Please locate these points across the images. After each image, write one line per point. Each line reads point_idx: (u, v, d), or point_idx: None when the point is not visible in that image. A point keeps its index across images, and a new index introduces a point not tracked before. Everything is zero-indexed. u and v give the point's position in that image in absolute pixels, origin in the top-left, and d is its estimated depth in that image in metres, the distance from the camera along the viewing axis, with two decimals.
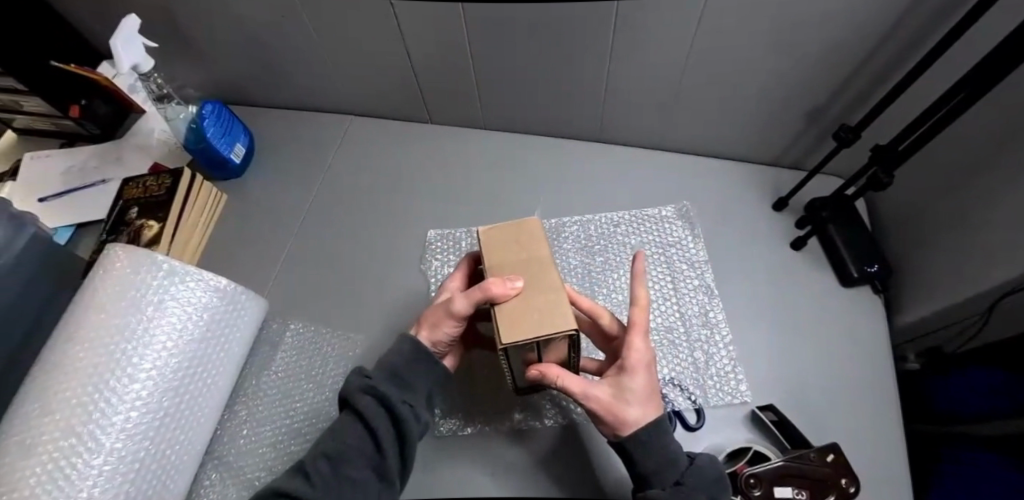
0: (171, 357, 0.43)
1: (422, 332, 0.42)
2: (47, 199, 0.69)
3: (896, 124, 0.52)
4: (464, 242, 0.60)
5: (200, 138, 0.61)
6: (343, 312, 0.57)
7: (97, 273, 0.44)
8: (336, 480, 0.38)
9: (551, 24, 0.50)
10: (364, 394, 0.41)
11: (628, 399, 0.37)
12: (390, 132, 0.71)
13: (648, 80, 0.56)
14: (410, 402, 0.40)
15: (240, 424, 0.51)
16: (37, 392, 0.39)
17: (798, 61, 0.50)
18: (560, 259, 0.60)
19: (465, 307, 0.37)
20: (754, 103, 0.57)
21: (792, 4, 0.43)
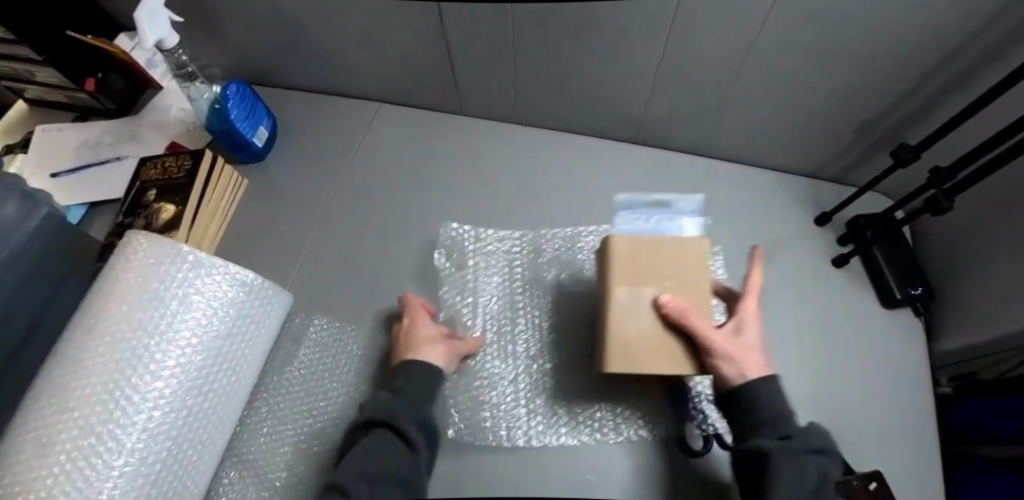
0: (194, 355, 0.41)
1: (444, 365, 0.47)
2: (59, 175, 0.66)
3: (956, 146, 0.49)
4: (473, 244, 0.59)
5: (222, 120, 0.58)
6: (363, 310, 0.55)
7: (118, 260, 0.42)
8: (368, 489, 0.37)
9: (601, 23, 0.47)
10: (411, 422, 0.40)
11: (725, 362, 0.38)
12: (420, 121, 0.68)
13: (693, 84, 0.54)
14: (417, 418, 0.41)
15: (261, 420, 0.49)
16: (56, 384, 0.38)
17: (859, 74, 0.48)
18: (594, 267, 0.58)
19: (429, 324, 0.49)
20: (805, 115, 0.54)
21: (862, 18, 0.40)
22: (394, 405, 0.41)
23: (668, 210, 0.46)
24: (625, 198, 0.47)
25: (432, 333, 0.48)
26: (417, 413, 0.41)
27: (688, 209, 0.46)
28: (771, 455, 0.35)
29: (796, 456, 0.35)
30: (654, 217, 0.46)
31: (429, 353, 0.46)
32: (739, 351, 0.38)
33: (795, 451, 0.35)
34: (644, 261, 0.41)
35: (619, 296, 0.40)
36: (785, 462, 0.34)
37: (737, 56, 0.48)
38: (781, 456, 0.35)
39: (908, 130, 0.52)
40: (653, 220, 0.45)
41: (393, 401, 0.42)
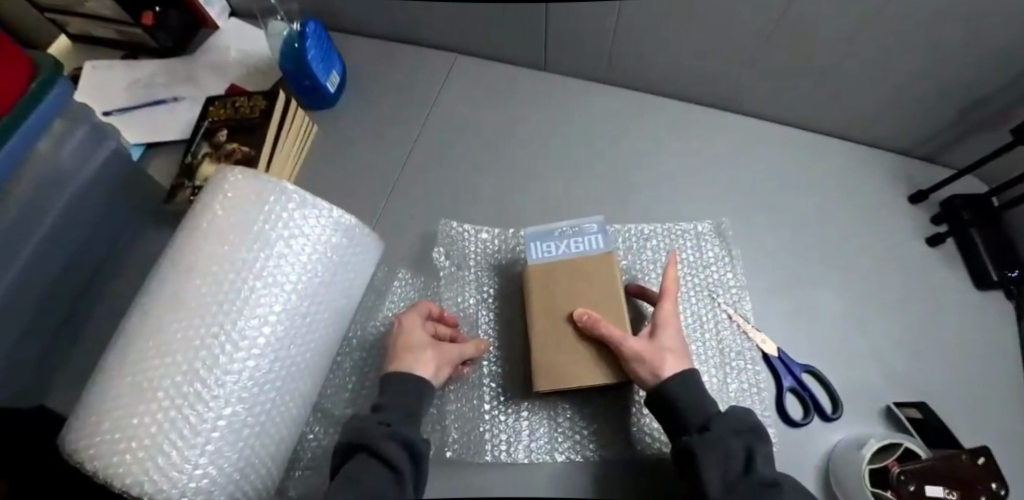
0: (297, 301, 0.39)
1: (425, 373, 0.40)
2: (112, 114, 0.63)
3: None
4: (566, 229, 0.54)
5: (299, 59, 0.55)
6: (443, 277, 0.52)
7: (217, 196, 0.39)
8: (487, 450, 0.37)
9: None
10: (387, 436, 0.34)
11: (637, 362, 0.37)
12: (497, 75, 0.65)
13: (794, 57, 0.51)
14: (386, 422, 0.36)
15: (347, 376, 0.48)
16: (157, 324, 0.35)
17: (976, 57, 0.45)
18: (693, 251, 0.55)
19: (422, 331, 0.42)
20: (907, 93, 0.52)
21: None
22: (371, 420, 0.36)
23: (574, 231, 0.45)
24: (535, 230, 0.46)
25: (421, 345, 0.41)
26: (399, 428, 0.35)
27: (594, 229, 0.45)
28: (695, 445, 0.33)
29: (729, 441, 0.33)
30: (566, 241, 0.45)
31: (415, 363, 0.40)
32: (658, 352, 0.37)
33: (727, 434, 0.33)
34: (559, 288, 0.42)
35: (535, 318, 0.41)
36: (711, 450, 0.33)
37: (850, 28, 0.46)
38: (704, 445, 0.33)
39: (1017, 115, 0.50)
40: (566, 242, 0.45)
41: (371, 420, 0.36)
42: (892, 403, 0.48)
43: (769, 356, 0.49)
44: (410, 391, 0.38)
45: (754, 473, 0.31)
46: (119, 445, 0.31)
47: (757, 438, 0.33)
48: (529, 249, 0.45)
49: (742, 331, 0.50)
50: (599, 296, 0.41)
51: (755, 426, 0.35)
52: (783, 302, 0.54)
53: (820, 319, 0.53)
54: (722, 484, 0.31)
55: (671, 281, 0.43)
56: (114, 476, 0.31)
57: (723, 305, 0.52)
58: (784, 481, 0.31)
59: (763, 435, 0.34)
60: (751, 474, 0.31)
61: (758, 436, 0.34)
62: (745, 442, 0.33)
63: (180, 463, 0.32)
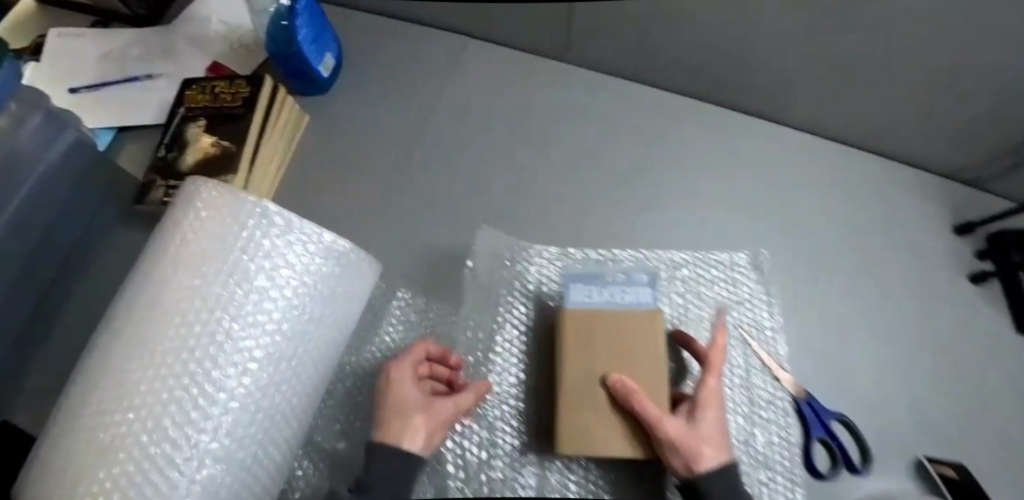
0: (282, 342, 0.34)
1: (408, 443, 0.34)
2: (78, 91, 0.56)
3: None
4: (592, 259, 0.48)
5: (289, 40, 0.48)
6: (449, 304, 0.47)
7: (187, 216, 0.33)
8: None
9: None
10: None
11: (671, 449, 0.35)
12: (514, 66, 0.58)
13: (856, 68, 0.44)
14: None
15: (339, 407, 0.43)
16: (117, 371, 0.30)
17: None
18: (725, 281, 0.50)
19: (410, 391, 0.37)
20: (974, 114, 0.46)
21: None
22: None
23: (622, 280, 0.42)
24: (576, 270, 0.44)
25: (414, 405, 0.36)
26: None
27: (643, 280, 0.43)
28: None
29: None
30: (608, 288, 0.42)
31: (403, 434, 0.35)
32: (698, 438, 0.35)
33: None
34: (601, 345, 0.40)
35: (569, 376, 0.39)
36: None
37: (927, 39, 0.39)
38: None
39: None
40: (610, 289, 0.42)
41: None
42: (925, 457, 0.44)
43: (798, 400, 0.45)
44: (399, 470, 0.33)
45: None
46: None
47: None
48: (567, 292, 0.43)
49: (775, 377, 0.46)
50: (641, 360, 0.39)
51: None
52: (816, 335, 0.49)
53: (862, 368, 0.48)
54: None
55: (717, 352, 0.40)
56: None
57: (756, 348, 0.47)
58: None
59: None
60: None
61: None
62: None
63: None
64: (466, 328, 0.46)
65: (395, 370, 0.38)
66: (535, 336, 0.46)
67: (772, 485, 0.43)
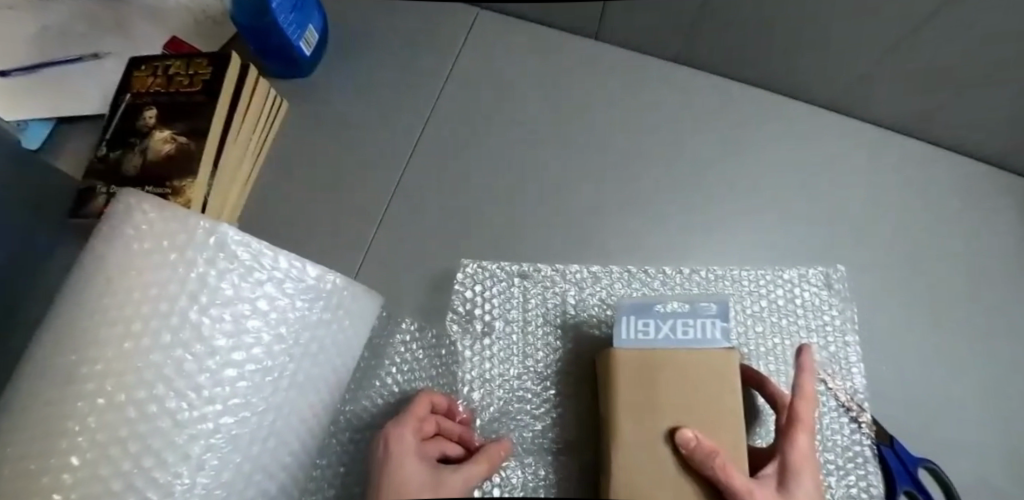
0: (253, 416, 0.25)
1: None
2: (8, 75, 0.46)
3: None
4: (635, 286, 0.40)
5: (262, 8, 0.39)
6: (458, 334, 0.38)
7: (113, 250, 0.24)
8: None
9: None
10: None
11: None
12: (537, 42, 0.48)
13: None
14: None
15: (335, 471, 0.35)
16: (18, 477, 0.21)
17: None
18: (794, 304, 0.42)
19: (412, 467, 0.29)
20: None
21: None
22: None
23: (685, 309, 0.32)
24: (630, 299, 0.34)
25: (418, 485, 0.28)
26: None
27: (712, 309, 0.32)
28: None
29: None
30: (671, 321, 0.32)
31: None
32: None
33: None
34: (666, 391, 0.30)
35: (625, 434, 0.30)
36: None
37: None
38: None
39: None
40: (671, 323, 0.32)
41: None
42: None
43: (881, 445, 0.38)
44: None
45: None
46: None
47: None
48: (615, 328, 0.33)
49: (849, 414, 0.39)
50: (715, 413, 0.30)
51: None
52: None
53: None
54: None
55: (807, 400, 0.32)
56: None
57: (832, 384, 0.40)
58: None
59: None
60: None
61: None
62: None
63: None
64: (483, 367, 0.37)
65: (396, 434, 0.31)
66: (572, 377, 0.37)
67: None
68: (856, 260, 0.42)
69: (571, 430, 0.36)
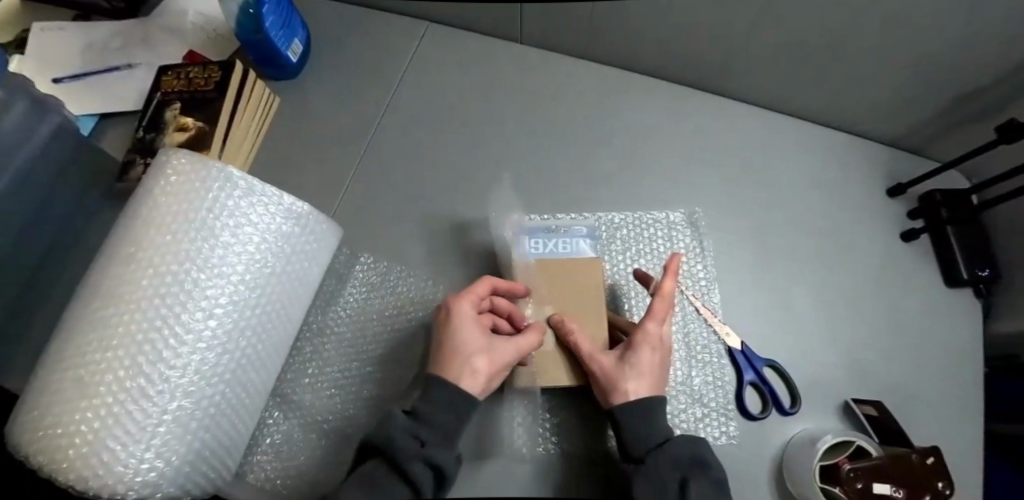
0: (247, 292, 0.37)
1: (467, 382, 0.39)
2: (63, 80, 0.59)
3: None
4: (538, 219, 0.52)
5: (257, 27, 0.52)
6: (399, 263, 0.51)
7: (155, 182, 0.37)
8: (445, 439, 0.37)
9: None
10: (415, 457, 0.35)
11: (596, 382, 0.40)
12: (472, 47, 0.61)
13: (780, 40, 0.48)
14: (421, 440, 0.36)
15: (305, 362, 0.47)
16: (98, 317, 0.34)
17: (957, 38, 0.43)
18: (665, 241, 0.54)
19: (468, 336, 0.40)
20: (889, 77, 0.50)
21: None
22: (406, 429, 0.37)
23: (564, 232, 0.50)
24: (528, 224, 0.51)
25: (471, 346, 0.40)
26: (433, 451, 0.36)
27: (582, 232, 0.51)
28: (637, 469, 0.37)
29: (668, 472, 0.36)
30: (554, 240, 0.50)
31: (461, 375, 0.39)
32: (623, 376, 0.39)
33: (667, 466, 0.36)
34: (547, 291, 0.45)
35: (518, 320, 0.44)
36: (655, 473, 0.36)
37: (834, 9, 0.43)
38: (642, 471, 0.37)
39: (1007, 106, 0.48)
40: (555, 241, 0.50)
41: (398, 424, 0.37)
42: (851, 399, 0.49)
43: (732, 348, 0.49)
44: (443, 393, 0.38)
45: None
46: (61, 441, 0.32)
47: (693, 472, 0.36)
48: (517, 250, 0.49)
49: (707, 322, 0.50)
50: (581, 307, 0.44)
51: (698, 457, 0.37)
52: (750, 289, 0.53)
53: (793, 324, 0.52)
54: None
55: (660, 301, 0.42)
56: (59, 471, 0.32)
57: (693, 299, 0.51)
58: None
59: (704, 467, 0.37)
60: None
61: (700, 470, 0.37)
62: (683, 475, 0.36)
63: (126, 458, 0.32)
64: (420, 287, 0.50)
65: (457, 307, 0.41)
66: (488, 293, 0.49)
67: (704, 421, 0.47)
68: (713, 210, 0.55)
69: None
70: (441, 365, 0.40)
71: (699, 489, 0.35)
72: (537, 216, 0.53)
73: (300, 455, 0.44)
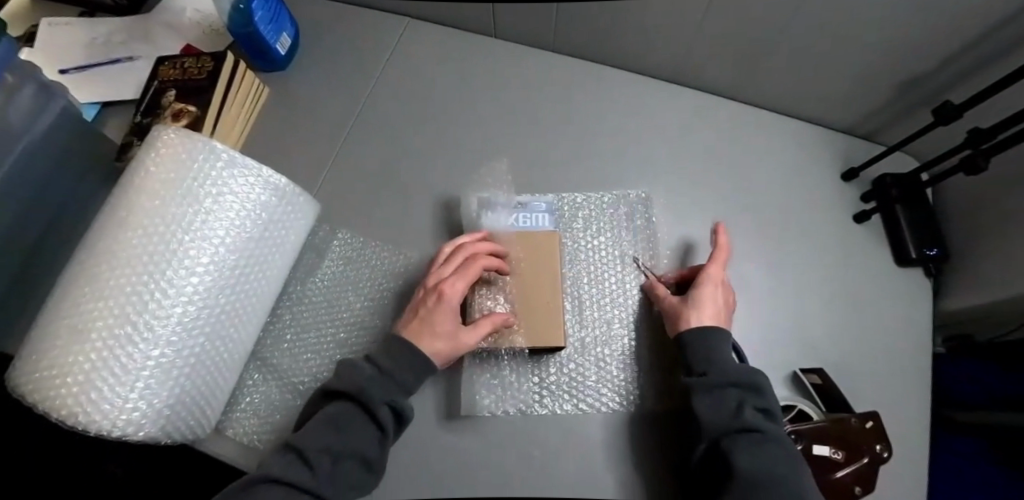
0: (228, 255, 0.41)
1: (438, 358, 0.44)
2: (69, 72, 0.64)
3: (990, 117, 0.48)
4: (507, 196, 0.55)
5: (246, 21, 0.56)
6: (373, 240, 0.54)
7: (146, 155, 0.41)
8: (404, 387, 0.43)
9: None
10: (380, 402, 0.41)
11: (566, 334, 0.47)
12: (450, 40, 0.65)
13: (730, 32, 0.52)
14: (387, 393, 0.42)
15: (284, 328, 0.50)
16: (93, 273, 0.38)
17: (890, 29, 0.46)
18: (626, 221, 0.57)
19: (444, 321, 0.44)
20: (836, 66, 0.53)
21: None
22: (372, 380, 0.42)
23: (524, 209, 0.55)
24: (485, 199, 0.54)
25: (447, 326, 0.44)
26: (395, 399, 0.42)
27: (541, 208, 0.55)
28: (697, 386, 0.42)
29: (725, 390, 0.42)
30: (515, 214, 0.54)
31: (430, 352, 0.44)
32: (687, 308, 0.46)
33: (727, 386, 0.42)
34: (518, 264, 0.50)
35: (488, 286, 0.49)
36: (713, 393, 0.42)
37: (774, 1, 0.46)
38: (702, 387, 0.42)
39: (948, 93, 0.51)
40: (515, 216, 0.54)
41: (363, 374, 0.43)
42: (799, 370, 0.51)
43: None
44: (406, 353, 0.43)
45: (734, 423, 0.40)
46: (54, 381, 0.35)
47: (749, 394, 0.41)
48: (484, 221, 0.53)
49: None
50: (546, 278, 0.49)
51: (755, 385, 0.42)
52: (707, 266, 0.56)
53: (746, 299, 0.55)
54: (710, 424, 0.41)
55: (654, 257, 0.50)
56: (53, 407, 0.35)
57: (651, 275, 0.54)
58: (767, 433, 0.39)
59: (760, 394, 0.41)
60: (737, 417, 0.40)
61: (754, 393, 0.42)
62: (739, 395, 0.41)
63: (112, 397, 0.36)
64: (393, 260, 0.53)
65: (443, 283, 0.45)
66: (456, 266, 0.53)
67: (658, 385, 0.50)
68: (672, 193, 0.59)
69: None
70: (413, 332, 0.44)
71: (753, 409, 0.40)
72: (506, 192, 0.55)
73: (276, 413, 0.47)
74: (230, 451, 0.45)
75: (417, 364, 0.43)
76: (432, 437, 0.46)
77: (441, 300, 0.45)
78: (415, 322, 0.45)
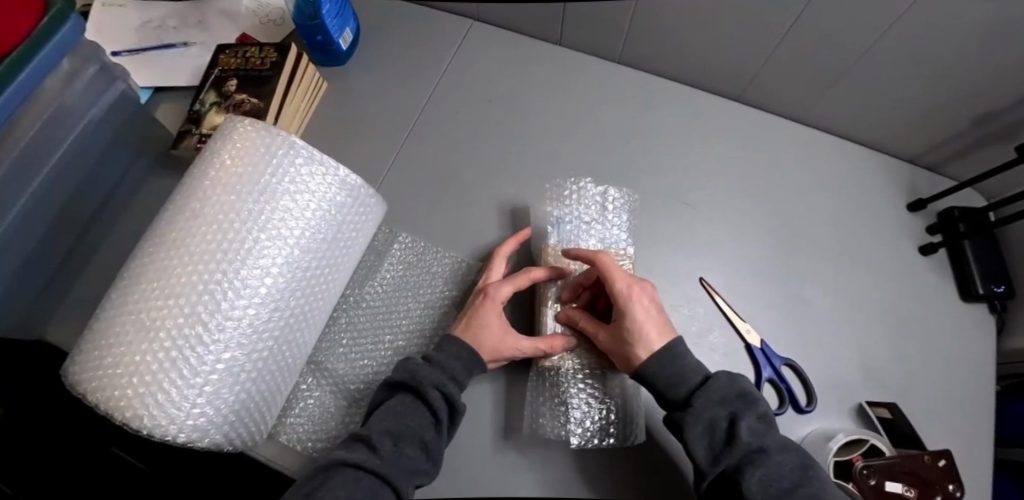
0: (300, 256, 0.40)
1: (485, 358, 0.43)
2: (120, 54, 0.62)
3: None
4: (588, 208, 0.54)
5: (313, 15, 0.55)
6: (433, 247, 0.53)
7: (221, 147, 0.40)
8: (458, 380, 0.41)
9: None
10: (431, 385, 0.40)
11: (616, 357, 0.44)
12: (514, 45, 0.64)
13: (811, 48, 0.51)
14: (439, 384, 0.40)
15: (339, 332, 0.49)
16: (163, 267, 0.36)
17: (977, 61, 0.46)
18: (690, 242, 0.56)
19: (490, 317, 0.44)
20: (911, 93, 0.53)
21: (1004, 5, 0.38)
22: (423, 367, 0.42)
23: (600, 222, 0.53)
24: (558, 211, 0.54)
25: (493, 323, 0.44)
26: (446, 384, 0.40)
27: (620, 223, 0.54)
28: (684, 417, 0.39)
29: (715, 410, 0.38)
30: (591, 227, 0.53)
31: (479, 345, 0.43)
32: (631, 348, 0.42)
33: (712, 404, 0.38)
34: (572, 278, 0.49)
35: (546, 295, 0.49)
36: (703, 417, 0.38)
37: (862, 21, 0.46)
38: (692, 417, 0.38)
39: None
40: (591, 230, 0.53)
41: (413, 362, 0.42)
42: (865, 402, 0.50)
43: (752, 346, 0.50)
44: (455, 344, 0.43)
45: (732, 447, 0.36)
46: (120, 379, 0.33)
47: (744, 407, 0.38)
48: (551, 231, 0.52)
49: (713, 300, 0.52)
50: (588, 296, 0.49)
51: (744, 395, 0.39)
52: (771, 290, 0.55)
53: (811, 327, 0.54)
54: (708, 458, 0.37)
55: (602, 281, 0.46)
56: (116, 407, 0.33)
57: (717, 297, 0.53)
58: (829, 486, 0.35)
59: (752, 403, 0.38)
60: (732, 443, 0.36)
61: (746, 404, 0.38)
62: (730, 410, 0.38)
63: (179, 401, 0.34)
64: (455, 268, 0.52)
65: (489, 283, 0.46)
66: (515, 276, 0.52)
67: None
68: (734, 214, 0.58)
69: (516, 303, 0.51)
70: (464, 327, 0.44)
71: (750, 427, 0.36)
72: (589, 203, 0.54)
73: (331, 422, 0.45)
74: (283, 458, 0.43)
75: (464, 356, 0.42)
76: (490, 449, 0.44)
77: (488, 297, 0.45)
78: (464, 319, 0.45)
